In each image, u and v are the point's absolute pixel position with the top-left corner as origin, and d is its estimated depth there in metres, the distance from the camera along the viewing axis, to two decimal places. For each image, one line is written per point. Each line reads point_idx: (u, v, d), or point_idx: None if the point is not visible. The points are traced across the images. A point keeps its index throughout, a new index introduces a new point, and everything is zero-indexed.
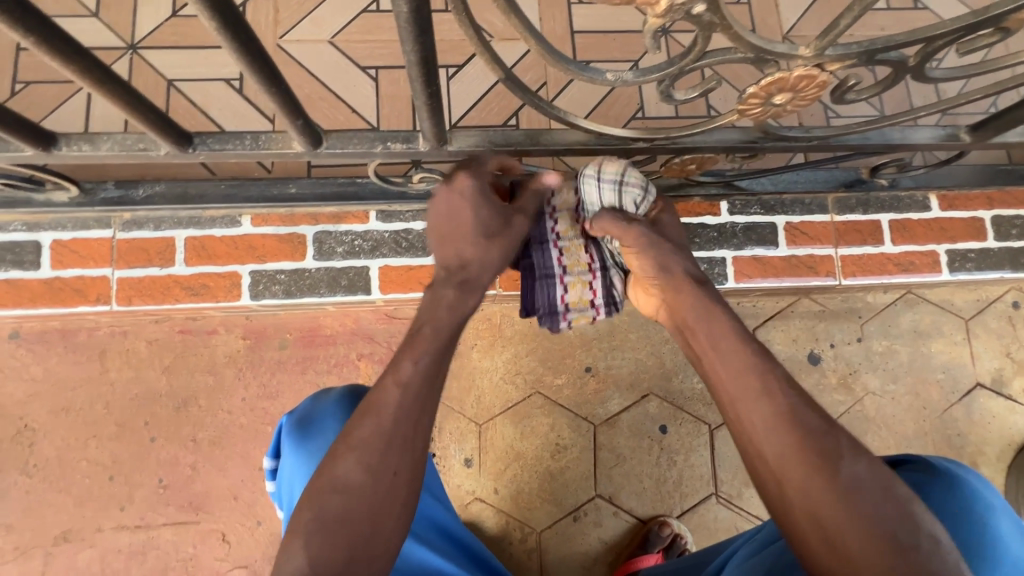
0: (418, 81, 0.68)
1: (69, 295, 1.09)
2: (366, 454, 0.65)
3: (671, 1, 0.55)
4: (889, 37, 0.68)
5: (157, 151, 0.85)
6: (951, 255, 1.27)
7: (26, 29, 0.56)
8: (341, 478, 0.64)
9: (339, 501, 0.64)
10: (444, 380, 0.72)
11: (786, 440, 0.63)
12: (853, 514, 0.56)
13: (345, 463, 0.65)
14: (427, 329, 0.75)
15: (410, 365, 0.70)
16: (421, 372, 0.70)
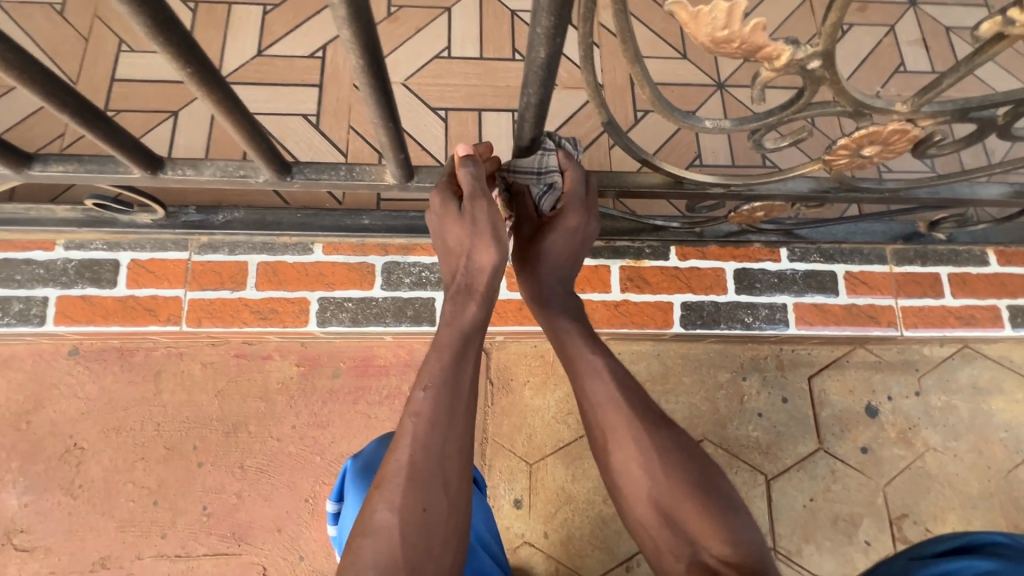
0: (530, 119, 0.71)
1: (140, 314, 1.11)
2: (390, 493, 0.68)
3: (790, 56, 0.59)
4: (984, 97, 0.71)
5: (255, 178, 0.88)
6: (1013, 310, 1.26)
7: (188, 60, 0.60)
8: (374, 522, 0.67)
9: (370, 543, 0.66)
10: (458, 406, 0.74)
11: (629, 436, 0.79)
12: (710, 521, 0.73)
13: (378, 506, 0.68)
14: (433, 355, 0.76)
15: (421, 396, 0.73)
16: (431, 403, 0.72)
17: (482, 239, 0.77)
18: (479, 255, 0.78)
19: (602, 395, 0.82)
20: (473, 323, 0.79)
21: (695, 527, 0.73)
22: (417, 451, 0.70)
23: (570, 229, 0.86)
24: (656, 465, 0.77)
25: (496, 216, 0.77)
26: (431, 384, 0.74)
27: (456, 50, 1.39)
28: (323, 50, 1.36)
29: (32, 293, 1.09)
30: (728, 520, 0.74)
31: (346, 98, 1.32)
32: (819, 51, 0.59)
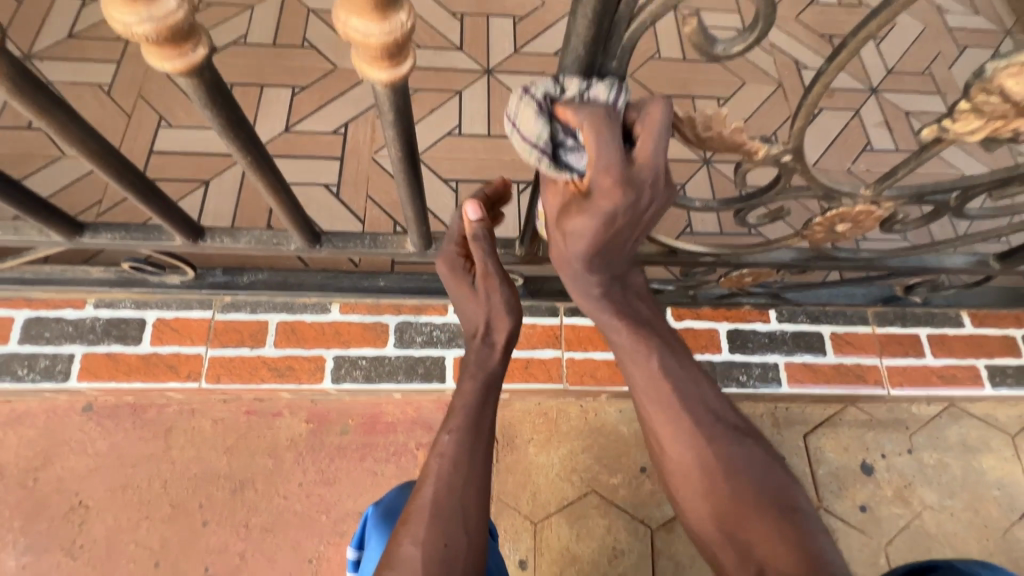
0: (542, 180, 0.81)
1: (163, 371, 1.15)
2: (413, 528, 0.72)
3: (766, 151, 0.69)
4: (936, 184, 0.81)
5: (287, 246, 0.97)
6: (992, 370, 1.33)
7: (251, 154, 0.70)
8: (398, 558, 0.70)
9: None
10: (480, 450, 0.79)
11: (696, 443, 0.81)
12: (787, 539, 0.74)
13: (403, 542, 0.71)
14: (457, 402, 0.82)
15: (447, 438, 0.79)
16: (455, 445, 0.78)
17: (496, 308, 0.86)
18: (495, 321, 0.87)
19: (660, 397, 0.84)
20: (495, 375, 0.85)
21: (755, 531, 0.75)
22: (442, 490, 0.74)
23: (611, 214, 0.66)
24: (712, 464, 0.80)
25: (507, 292, 0.88)
26: (453, 428, 0.79)
27: (466, 128, 1.53)
28: (345, 127, 1.49)
29: (60, 350, 1.14)
30: (803, 535, 0.74)
31: (364, 170, 1.43)
32: (790, 148, 0.69)
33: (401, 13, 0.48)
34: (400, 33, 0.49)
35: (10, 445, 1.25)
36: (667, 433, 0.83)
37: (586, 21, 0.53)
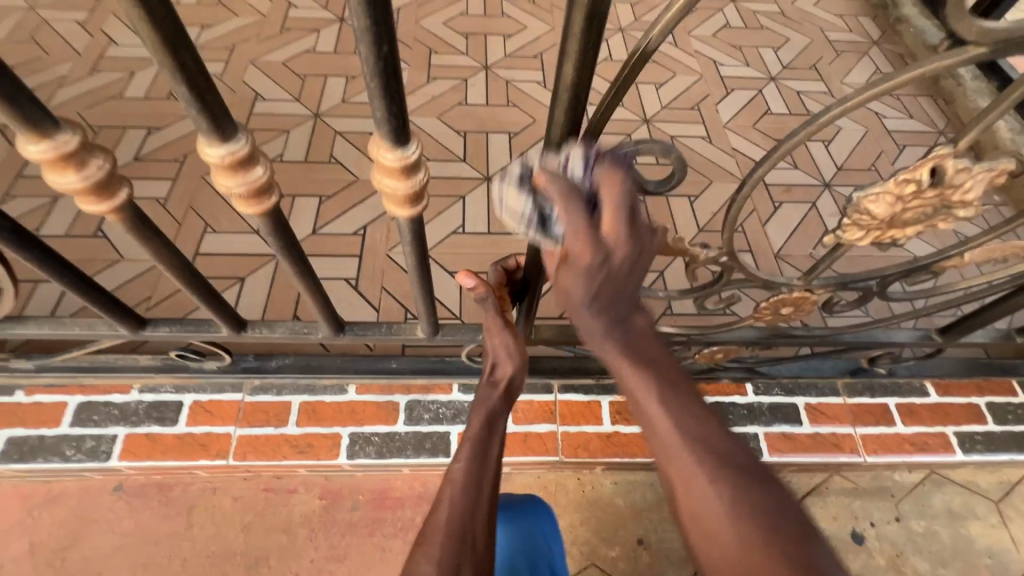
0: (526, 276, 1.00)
1: (195, 449, 1.27)
2: (430, 549, 0.66)
3: (705, 253, 0.88)
4: (855, 274, 0.98)
5: (315, 335, 1.14)
6: (960, 437, 1.42)
7: (298, 266, 0.88)
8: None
9: None
10: (488, 480, 0.78)
11: (710, 498, 0.61)
12: None
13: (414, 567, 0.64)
14: (465, 437, 0.84)
15: (457, 466, 0.78)
16: (465, 471, 0.77)
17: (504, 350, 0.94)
18: (503, 367, 0.94)
19: (676, 442, 0.65)
20: (499, 412, 0.90)
21: None
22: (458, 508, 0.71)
23: (590, 272, 0.67)
24: (763, 546, 0.56)
25: (515, 340, 0.95)
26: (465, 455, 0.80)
27: (469, 227, 1.76)
28: (364, 228, 1.71)
29: (104, 432, 1.27)
30: None
31: (380, 265, 1.63)
32: (724, 250, 0.88)
33: (420, 173, 0.68)
34: (417, 186, 0.69)
35: (43, 524, 1.33)
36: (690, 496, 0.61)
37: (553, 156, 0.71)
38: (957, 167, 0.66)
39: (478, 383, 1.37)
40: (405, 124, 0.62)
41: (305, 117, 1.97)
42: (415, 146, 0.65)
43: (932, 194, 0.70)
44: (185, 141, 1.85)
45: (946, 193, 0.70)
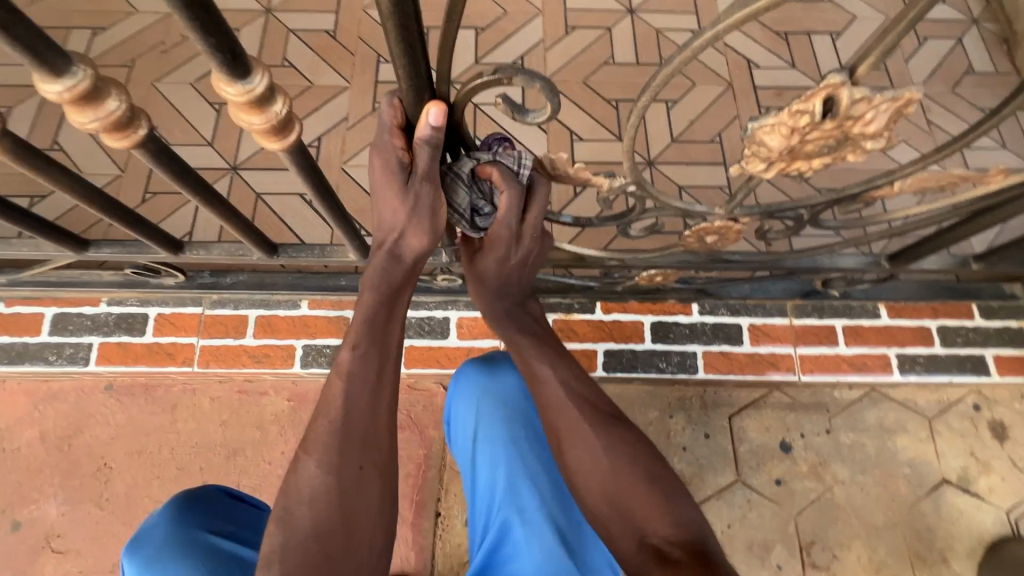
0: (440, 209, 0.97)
1: (162, 356, 1.47)
2: (323, 456, 0.73)
3: (610, 184, 0.85)
4: (781, 203, 0.93)
5: (250, 256, 1.17)
6: (901, 358, 1.50)
7: (199, 195, 0.88)
8: (312, 491, 0.72)
9: (307, 512, 0.72)
10: (383, 363, 0.79)
11: (581, 434, 0.84)
12: (665, 509, 0.77)
13: (314, 475, 0.73)
14: (358, 321, 0.80)
15: (349, 354, 0.78)
16: (357, 358, 0.78)
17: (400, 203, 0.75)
18: (408, 238, 0.78)
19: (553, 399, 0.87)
20: (399, 295, 0.82)
21: (636, 500, 0.78)
22: (350, 409, 0.76)
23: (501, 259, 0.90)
24: (617, 464, 0.81)
25: (424, 203, 0.74)
26: (363, 342, 0.78)
27: None
28: (319, 140, 1.67)
29: (81, 340, 1.48)
30: (679, 507, 0.78)
31: (335, 180, 1.61)
32: (630, 181, 0.83)
33: (277, 105, 0.65)
34: (276, 119, 0.66)
35: (48, 416, 1.48)
36: (572, 440, 0.84)
37: (406, 92, 0.65)
38: (853, 97, 0.60)
39: (426, 302, 1.55)
40: (238, 55, 0.58)
41: (256, 12, 1.83)
42: (259, 78, 0.61)
43: (830, 126, 0.64)
44: (132, 43, 1.76)
45: (846, 125, 0.64)
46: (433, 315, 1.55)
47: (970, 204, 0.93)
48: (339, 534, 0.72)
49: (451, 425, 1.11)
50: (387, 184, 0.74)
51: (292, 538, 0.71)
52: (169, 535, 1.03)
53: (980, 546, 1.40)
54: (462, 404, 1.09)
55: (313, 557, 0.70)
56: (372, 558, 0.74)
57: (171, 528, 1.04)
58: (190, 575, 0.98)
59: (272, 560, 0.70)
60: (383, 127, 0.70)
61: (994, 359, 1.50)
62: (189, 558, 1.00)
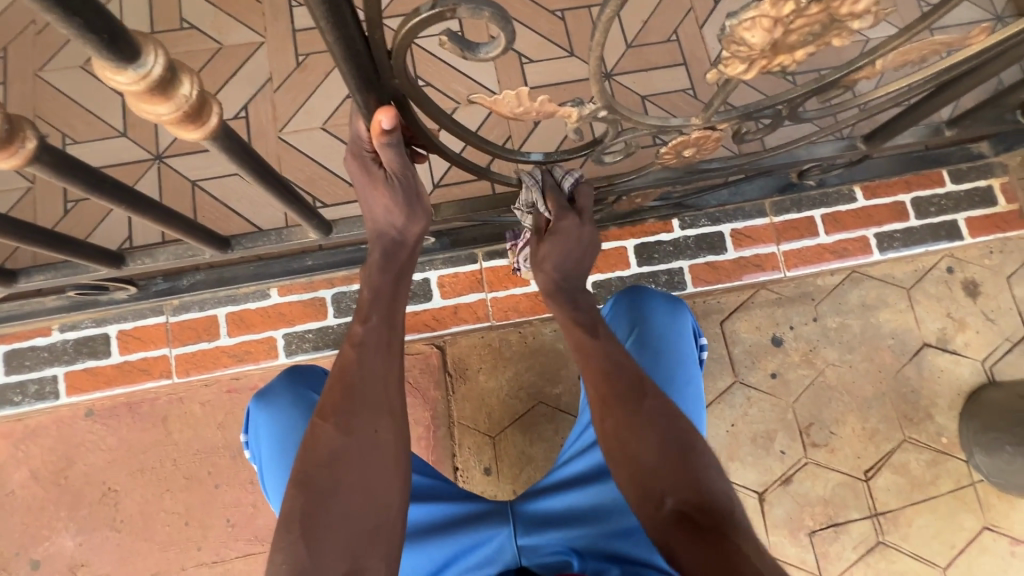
0: None
1: (138, 373, 1.39)
2: (341, 420, 0.75)
3: (579, 113, 0.77)
4: (759, 102, 0.87)
5: (202, 255, 1.10)
6: (879, 237, 1.53)
7: (126, 202, 0.78)
8: (337, 452, 0.73)
9: (327, 474, 0.72)
10: (396, 336, 0.81)
11: (612, 408, 0.87)
12: (688, 477, 0.80)
13: (339, 436, 0.74)
14: (368, 294, 0.83)
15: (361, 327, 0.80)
16: (371, 330, 0.80)
17: (382, 193, 0.76)
18: (407, 226, 0.81)
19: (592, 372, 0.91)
20: (404, 270, 0.84)
21: (652, 459, 0.82)
22: (371, 377, 0.77)
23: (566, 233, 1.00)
24: (647, 434, 0.83)
25: (399, 197, 0.77)
26: (374, 316, 0.81)
27: None
28: (245, 109, 1.50)
29: (43, 374, 1.39)
30: (707, 480, 0.80)
31: (275, 151, 1.48)
32: (600, 106, 0.76)
33: (183, 86, 0.55)
34: (188, 104, 0.56)
35: (34, 454, 1.41)
36: (602, 407, 0.88)
37: (334, 45, 0.54)
38: None
39: None
40: (118, 34, 0.47)
41: None
42: (152, 59, 0.50)
43: (816, 10, 0.57)
44: None
45: (833, 6, 0.57)
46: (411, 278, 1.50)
47: (944, 73, 0.89)
48: (359, 494, 0.72)
49: (596, 336, 1.16)
50: (366, 183, 0.76)
51: (315, 497, 0.71)
52: (285, 395, 1.06)
53: (961, 396, 1.50)
54: (620, 316, 1.14)
55: (335, 527, 0.70)
56: (388, 519, 0.73)
57: (283, 391, 1.07)
58: (304, 426, 1.03)
59: (295, 517, 0.70)
60: (356, 135, 0.73)
61: (965, 222, 1.53)
62: (307, 417, 1.04)
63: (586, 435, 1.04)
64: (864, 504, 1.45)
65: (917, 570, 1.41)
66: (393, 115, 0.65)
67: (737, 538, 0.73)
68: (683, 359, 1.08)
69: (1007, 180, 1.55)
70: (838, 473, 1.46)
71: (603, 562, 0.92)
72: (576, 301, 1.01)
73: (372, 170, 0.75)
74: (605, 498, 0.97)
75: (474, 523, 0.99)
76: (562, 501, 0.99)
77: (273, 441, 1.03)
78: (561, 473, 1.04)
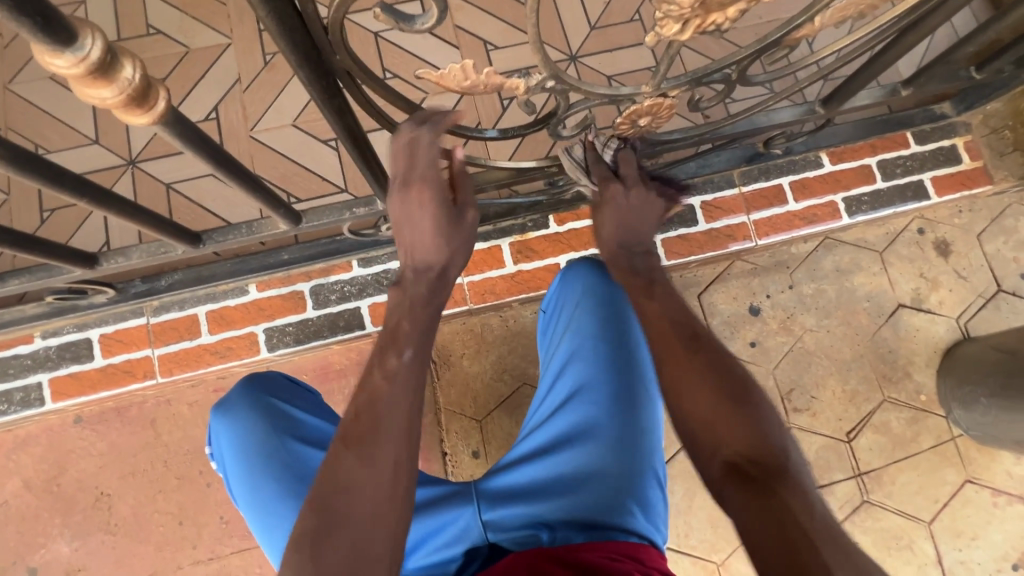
0: (354, 153, 0.86)
1: (123, 376, 1.41)
2: (365, 446, 0.71)
3: (527, 84, 0.78)
4: (707, 66, 0.89)
5: (175, 251, 1.11)
6: (848, 202, 1.55)
7: (92, 198, 0.80)
8: (351, 480, 0.69)
9: (343, 495, 0.68)
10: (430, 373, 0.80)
11: (679, 362, 0.84)
12: (751, 428, 0.75)
13: (355, 465, 0.70)
14: (402, 326, 0.83)
15: (397, 358, 0.78)
16: (407, 364, 0.78)
17: (425, 207, 0.86)
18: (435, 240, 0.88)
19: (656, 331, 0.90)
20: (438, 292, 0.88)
21: (708, 411, 0.77)
22: (395, 408, 0.74)
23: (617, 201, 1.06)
24: (712, 384, 0.80)
25: (438, 209, 0.86)
26: (404, 351, 0.79)
27: None
28: (215, 111, 1.51)
29: (28, 382, 1.40)
30: (767, 432, 0.74)
31: (247, 150, 1.49)
32: (546, 76, 0.78)
33: (126, 69, 0.56)
34: (131, 87, 0.57)
35: (25, 463, 1.42)
36: (668, 360, 0.85)
37: (267, 23, 0.56)
38: None
39: (377, 255, 1.42)
40: (50, 16, 0.48)
41: None
42: (89, 42, 0.52)
43: None
44: None
45: None
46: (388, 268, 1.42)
47: (887, 28, 0.91)
48: (369, 512, 0.68)
49: (550, 318, 1.21)
50: (413, 204, 0.86)
51: (320, 524, 0.67)
52: (242, 401, 1.08)
53: (937, 354, 1.52)
54: (565, 296, 1.18)
55: (339, 536, 0.66)
56: (385, 525, 0.68)
57: (239, 398, 1.09)
58: (261, 428, 1.05)
59: (306, 539, 0.66)
60: (394, 167, 0.86)
61: (932, 182, 1.56)
62: (263, 420, 1.06)
63: (544, 411, 1.10)
64: (847, 464, 1.47)
65: (903, 526, 1.43)
66: (417, 119, 0.82)
67: (783, 492, 0.67)
68: (626, 325, 1.12)
69: (971, 139, 1.57)
70: (821, 436, 1.49)
71: (573, 530, 0.91)
72: (634, 265, 1.05)
73: (414, 190, 0.85)
74: (564, 466, 0.99)
75: (440, 505, 1.00)
76: (524, 474, 1.01)
77: (233, 448, 1.05)
78: (521, 448, 1.07)
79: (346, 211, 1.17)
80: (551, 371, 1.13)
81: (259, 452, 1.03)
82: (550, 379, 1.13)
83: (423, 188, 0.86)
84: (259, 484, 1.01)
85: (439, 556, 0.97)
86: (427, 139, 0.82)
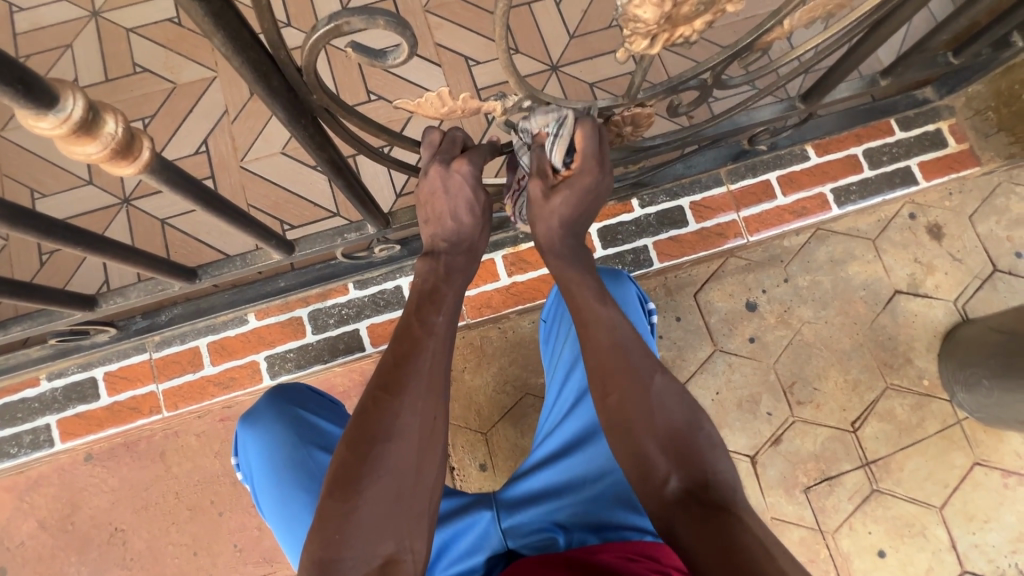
0: (341, 184, 0.87)
1: (129, 412, 1.42)
2: (409, 398, 0.77)
3: (503, 105, 0.80)
4: (681, 74, 0.89)
5: (173, 288, 1.13)
6: (836, 192, 1.56)
7: (88, 245, 0.82)
8: (395, 429, 0.74)
9: (390, 445, 0.74)
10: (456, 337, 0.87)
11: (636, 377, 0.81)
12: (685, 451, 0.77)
13: (399, 413, 0.76)
14: (442, 288, 0.89)
15: (439, 319, 0.86)
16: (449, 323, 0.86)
17: (463, 187, 0.90)
18: (462, 218, 0.92)
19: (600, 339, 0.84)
20: (453, 272, 0.92)
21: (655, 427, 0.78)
22: (435, 364, 0.81)
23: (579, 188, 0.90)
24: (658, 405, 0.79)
25: (473, 191, 0.91)
26: (437, 315, 0.86)
27: None
28: (205, 144, 1.53)
29: (36, 424, 1.42)
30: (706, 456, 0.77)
31: (238, 181, 1.51)
32: (521, 97, 0.79)
33: (109, 124, 0.57)
34: (115, 141, 0.58)
35: (39, 503, 1.43)
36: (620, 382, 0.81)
37: (243, 71, 0.57)
38: None
39: (372, 277, 1.44)
40: (31, 81, 0.50)
41: (82, 19, 1.60)
42: (70, 102, 0.53)
43: None
44: None
45: None
46: (384, 288, 1.44)
47: (859, 24, 0.91)
48: (408, 462, 0.74)
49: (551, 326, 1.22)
50: (451, 184, 0.89)
51: (363, 465, 0.72)
52: (270, 412, 1.10)
53: (937, 338, 1.52)
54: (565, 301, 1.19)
55: (383, 488, 0.72)
56: (423, 482, 0.75)
57: (267, 410, 1.11)
58: (288, 441, 1.06)
59: (342, 488, 0.72)
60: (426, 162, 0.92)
61: (919, 167, 1.57)
62: (292, 429, 1.07)
63: (555, 417, 1.10)
64: (855, 454, 1.47)
65: (915, 513, 1.43)
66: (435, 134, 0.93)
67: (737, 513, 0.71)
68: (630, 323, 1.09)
69: (955, 122, 1.58)
70: (825, 428, 1.49)
71: (588, 532, 0.94)
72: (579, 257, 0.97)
73: (454, 169, 0.89)
74: (576, 469, 1.00)
75: (463, 511, 1.01)
76: (539, 482, 1.02)
77: (260, 460, 1.06)
78: (535, 456, 1.08)
79: (338, 237, 1.18)
80: (559, 377, 1.13)
81: (286, 466, 1.04)
82: (558, 385, 1.13)
83: (463, 165, 0.90)
84: (285, 497, 1.02)
85: (461, 565, 0.96)
86: (460, 137, 0.94)
